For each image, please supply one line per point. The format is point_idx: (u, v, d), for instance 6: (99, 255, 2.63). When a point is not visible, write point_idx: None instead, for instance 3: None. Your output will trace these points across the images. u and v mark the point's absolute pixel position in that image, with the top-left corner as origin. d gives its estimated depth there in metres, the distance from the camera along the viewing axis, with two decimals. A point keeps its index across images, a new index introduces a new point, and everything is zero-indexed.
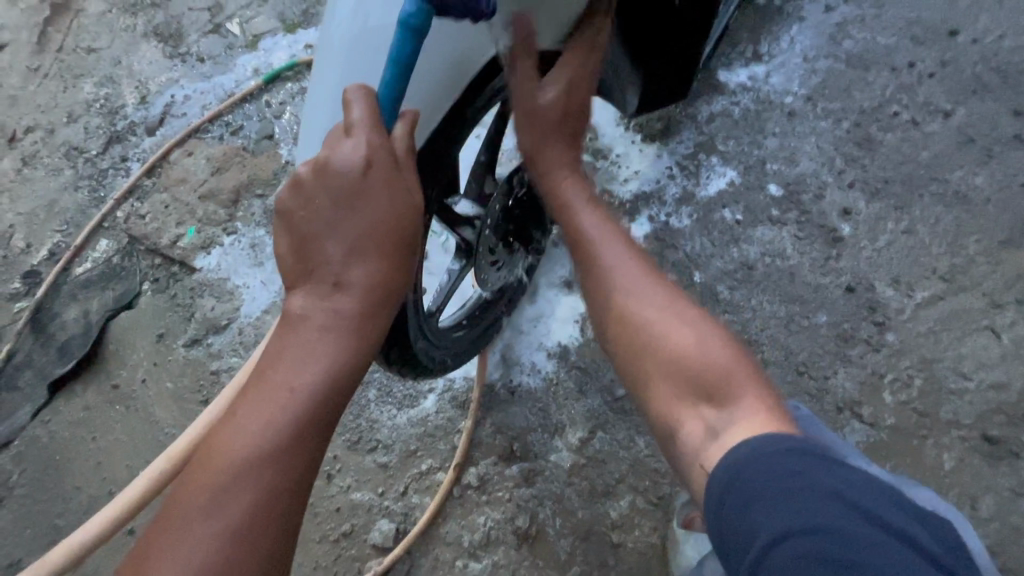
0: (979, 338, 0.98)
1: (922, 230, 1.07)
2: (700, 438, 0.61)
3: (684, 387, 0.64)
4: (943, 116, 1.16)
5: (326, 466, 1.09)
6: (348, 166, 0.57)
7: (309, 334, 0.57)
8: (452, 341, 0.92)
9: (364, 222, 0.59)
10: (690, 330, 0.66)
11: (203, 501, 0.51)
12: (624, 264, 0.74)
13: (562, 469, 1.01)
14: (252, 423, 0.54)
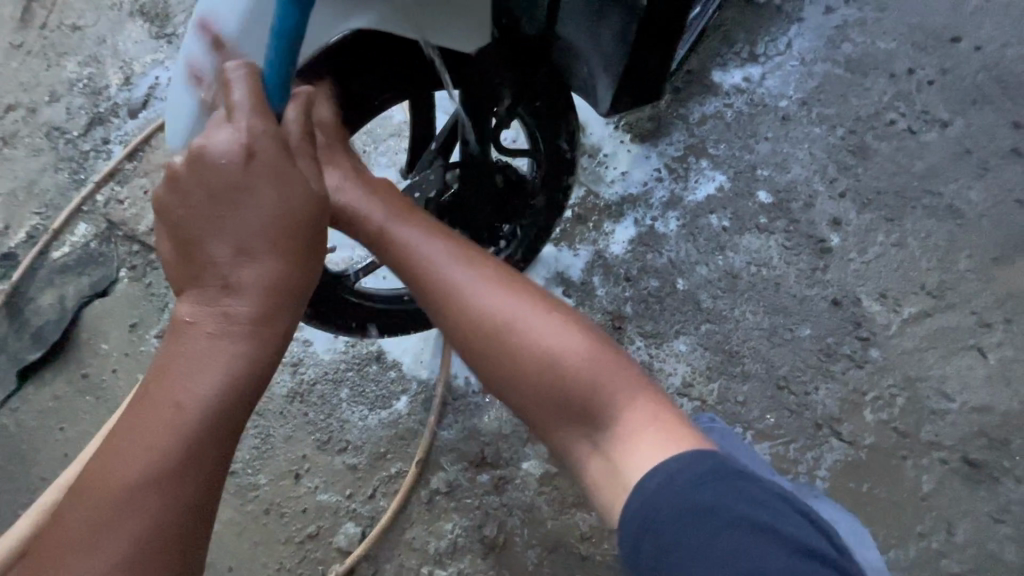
0: (965, 358, 0.95)
1: (913, 244, 1.04)
2: (596, 471, 0.55)
3: (568, 417, 0.57)
4: (941, 126, 1.12)
5: (294, 465, 1.08)
6: (226, 156, 0.50)
7: (198, 346, 0.50)
8: (352, 309, 0.91)
9: (252, 218, 0.51)
10: (561, 339, 0.58)
11: (83, 544, 0.45)
12: (472, 279, 0.62)
13: (533, 478, 0.99)
14: (134, 452, 0.47)
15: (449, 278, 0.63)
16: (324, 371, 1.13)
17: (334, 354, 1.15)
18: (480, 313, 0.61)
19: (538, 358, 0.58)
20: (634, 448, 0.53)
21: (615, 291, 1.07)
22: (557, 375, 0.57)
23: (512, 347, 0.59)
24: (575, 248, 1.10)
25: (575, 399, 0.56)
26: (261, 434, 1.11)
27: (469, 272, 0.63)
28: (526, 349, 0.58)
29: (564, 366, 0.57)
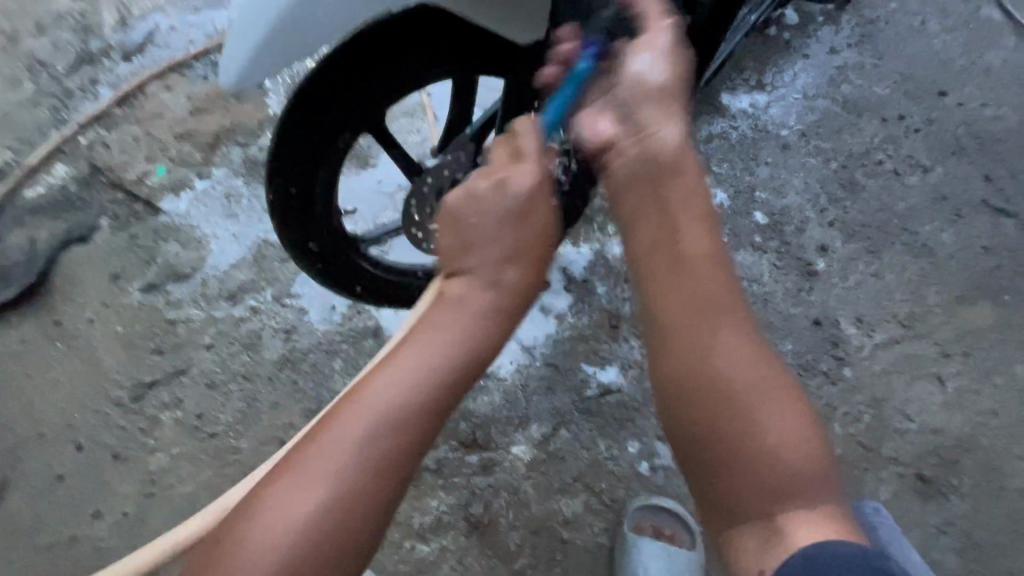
0: (926, 384, 1.03)
1: (889, 276, 1.12)
2: (749, 546, 0.49)
3: (757, 486, 0.49)
4: (922, 171, 1.22)
5: (281, 432, 1.10)
6: (518, 181, 0.59)
7: (456, 314, 0.54)
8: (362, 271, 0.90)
9: (520, 221, 0.58)
10: (785, 410, 0.51)
11: (320, 470, 0.47)
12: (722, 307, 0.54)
13: (522, 463, 1.02)
14: (385, 395, 0.49)
15: (687, 292, 0.54)
16: (318, 341, 1.15)
17: (328, 326, 1.17)
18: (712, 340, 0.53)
19: (759, 414, 0.50)
20: (803, 510, 0.48)
21: (613, 292, 1.13)
22: (773, 409, 0.50)
23: (739, 389, 0.51)
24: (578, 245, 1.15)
25: (771, 430, 0.50)
26: (249, 398, 1.13)
27: (726, 288, 0.55)
28: (749, 398, 0.51)
29: (772, 392, 0.51)
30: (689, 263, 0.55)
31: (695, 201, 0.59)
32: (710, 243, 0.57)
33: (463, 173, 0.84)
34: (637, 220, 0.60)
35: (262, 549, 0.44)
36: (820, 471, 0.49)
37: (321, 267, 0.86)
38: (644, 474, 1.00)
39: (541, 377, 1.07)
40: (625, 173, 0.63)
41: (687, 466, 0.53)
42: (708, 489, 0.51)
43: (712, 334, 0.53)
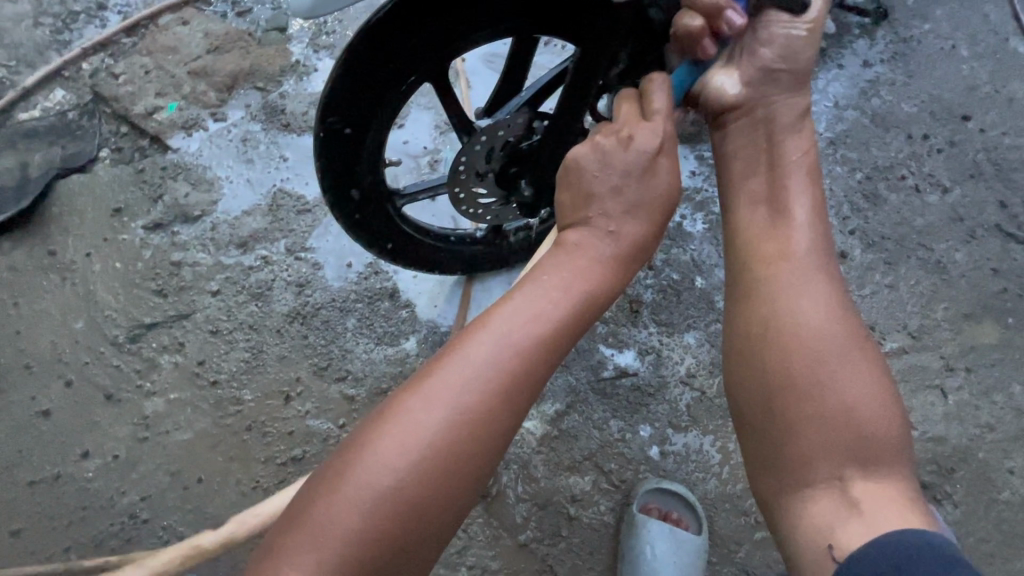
0: (929, 395, 1.06)
1: (903, 288, 1.15)
2: (814, 501, 0.61)
3: (836, 450, 0.60)
4: (942, 191, 1.25)
5: (286, 386, 1.06)
6: (647, 147, 0.66)
7: (574, 265, 0.62)
8: (397, 227, 0.88)
9: (645, 190, 0.66)
10: (864, 385, 0.62)
11: (460, 380, 0.54)
12: (810, 296, 0.66)
13: (533, 437, 1.01)
14: (513, 322, 0.57)
15: (785, 280, 0.67)
16: (331, 297, 1.12)
17: (342, 283, 1.14)
18: (796, 323, 0.65)
19: (835, 387, 0.62)
20: (869, 473, 0.60)
21: (636, 276, 1.13)
22: (851, 383, 0.62)
23: (822, 363, 0.63)
24: None
25: (851, 418, 0.61)
26: (254, 348, 1.09)
27: (819, 278, 0.67)
28: (831, 372, 0.62)
29: (855, 386, 0.61)
30: (794, 278, 0.67)
31: (813, 227, 0.69)
32: (814, 262, 0.68)
33: (514, 138, 0.81)
34: (751, 235, 0.72)
35: (412, 435, 0.52)
36: (890, 459, 0.60)
37: (357, 218, 0.83)
38: (654, 459, 1.00)
39: None
40: (754, 191, 0.73)
41: (760, 443, 0.65)
42: (791, 453, 0.62)
43: (809, 335, 0.64)
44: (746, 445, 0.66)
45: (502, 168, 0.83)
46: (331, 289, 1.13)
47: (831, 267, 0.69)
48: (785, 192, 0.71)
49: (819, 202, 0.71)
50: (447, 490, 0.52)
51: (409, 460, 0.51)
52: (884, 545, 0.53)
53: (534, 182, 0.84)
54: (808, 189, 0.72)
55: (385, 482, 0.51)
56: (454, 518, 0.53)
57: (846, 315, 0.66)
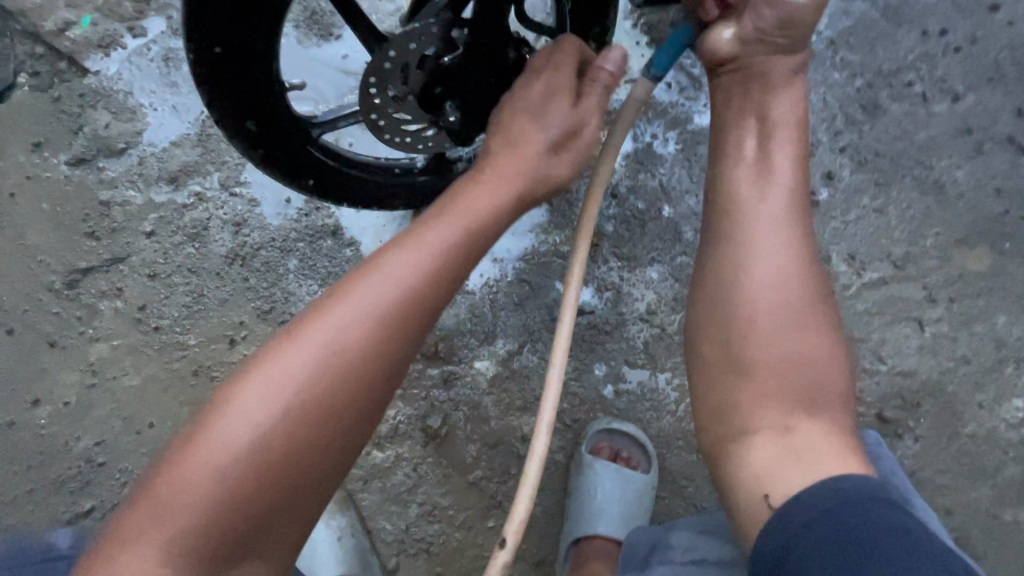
0: (904, 327, 1.00)
1: (892, 212, 1.04)
2: (756, 450, 0.59)
3: (785, 396, 0.59)
4: (952, 98, 1.09)
5: (230, 331, 1.03)
6: (537, 91, 0.64)
7: (470, 201, 0.56)
8: (314, 162, 0.79)
9: (540, 124, 0.63)
10: (819, 337, 0.60)
11: (330, 333, 0.48)
12: (779, 246, 0.62)
13: (484, 377, 0.99)
14: (400, 262, 0.51)
15: (753, 229, 0.62)
16: (271, 238, 1.05)
17: (281, 221, 1.06)
18: (760, 267, 0.61)
19: (792, 336, 0.60)
20: (812, 422, 0.59)
21: (599, 206, 1.04)
22: (805, 332, 0.60)
23: (783, 311, 0.60)
24: None
25: (807, 364, 0.60)
26: (195, 293, 1.05)
27: (789, 228, 0.62)
28: (788, 319, 0.60)
29: (809, 337, 0.60)
30: (764, 225, 0.62)
31: (795, 178, 0.64)
32: (789, 209, 0.63)
33: (432, 52, 0.68)
34: (731, 181, 0.65)
35: (278, 387, 0.47)
36: (834, 410, 0.59)
37: (263, 152, 0.73)
38: (607, 398, 0.97)
39: (511, 294, 1.01)
40: (740, 144, 0.66)
41: (710, 385, 0.62)
42: (739, 397, 0.60)
43: (777, 286, 0.61)
44: (699, 388, 0.63)
45: (425, 90, 0.70)
46: (271, 229, 1.05)
47: (805, 218, 0.64)
48: (771, 142, 0.65)
49: (799, 152, 0.66)
50: (316, 460, 0.47)
51: (267, 426, 0.46)
52: (823, 492, 0.53)
53: (461, 104, 0.73)
54: (794, 143, 0.66)
55: (238, 449, 0.45)
56: (326, 491, 0.49)
57: (812, 266, 0.63)
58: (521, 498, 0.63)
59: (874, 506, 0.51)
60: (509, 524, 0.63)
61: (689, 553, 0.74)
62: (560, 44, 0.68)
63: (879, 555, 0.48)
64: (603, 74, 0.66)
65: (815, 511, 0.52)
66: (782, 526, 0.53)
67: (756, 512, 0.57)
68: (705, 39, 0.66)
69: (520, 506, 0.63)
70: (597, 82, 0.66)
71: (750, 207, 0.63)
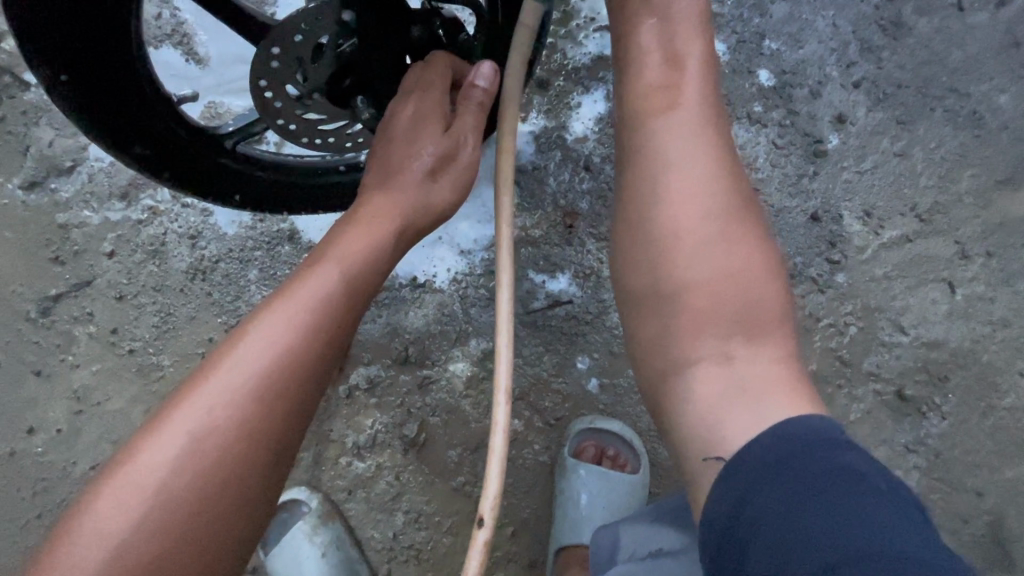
0: (931, 291, 0.87)
1: (917, 155, 0.89)
2: (700, 384, 0.52)
3: (723, 322, 0.53)
4: (995, 5, 0.90)
5: (201, 348, 1.01)
6: (407, 113, 0.65)
7: (346, 243, 0.57)
8: (232, 176, 0.70)
9: (415, 147, 0.65)
10: (749, 250, 0.55)
11: (210, 392, 0.49)
12: (694, 161, 0.56)
13: (459, 380, 0.93)
14: (282, 316, 0.52)
15: (663, 150, 0.57)
16: (229, 248, 1.00)
17: (237, 229, 1.01)
18: (677, 186, 0.56)
19: (720, 253, 0.54)
20: (755, 344, 0.52)
21: (570, 181, 0.94)
22: (735, 247, 0.55)
23: (707, 228, 0.55)
24: (524, 117, 0.94)
25: (735, 282, 0.54)
26: (162, 312, 1.02)
27: (704, 139, 0.57)
28: (714, 236, 0.55)
29: (740, 250, 0.54)
30: (679, 140, 0.57)
31: (705, 82, 0.60)
32: (702, 117, 0.58)
33: (330, 40, 0.59)
34: (640, 93, 0.60)
35: (169, 454, 0.47)
36: (776, 326, 0.53)
37: (169, 175, 0.66)
38: (592, 393, 0.90)
39: (482, 287, 0.94)
40: (648, 55, 0.61)
41: (643, 323, 0.56)
42: (679, 333, 0.54)
43: (693, 208, 0.55)
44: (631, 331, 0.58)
45: (332, 82, 0.62)
46: (228, 240, 1.01)
47: (720, 122, 0.59)
48: (675, 41, 0.61)
49: (708, 49, 0.61)
50: (206, 531, 0.46)
51: (147, 496, 0.46)
52: (777, 440, 0.46)
53: (374, 97, 0.67)
54: (700, 43, 0.61)
55: (117, 528, 0.45)
56: (230, 553, 0.48)
57: (733, 176, 0.57)
58: (492, 469, 0.61)
59: (838, 450, 0.44)
60: (483, 502, 0.60)
61: (648, 545, 0.68)
62: (431, 59, 0.66)
63: (854, 507, 0.40)
64: (476, 92, 0.67)
65: (756, 467, 0.45)
66: (754, 481, 0.45)
67: (706, 471, 0.50)
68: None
69: (493, 475, 0.60)
70: (471, 102, 0.67)
71: (662, 120, 0.58)
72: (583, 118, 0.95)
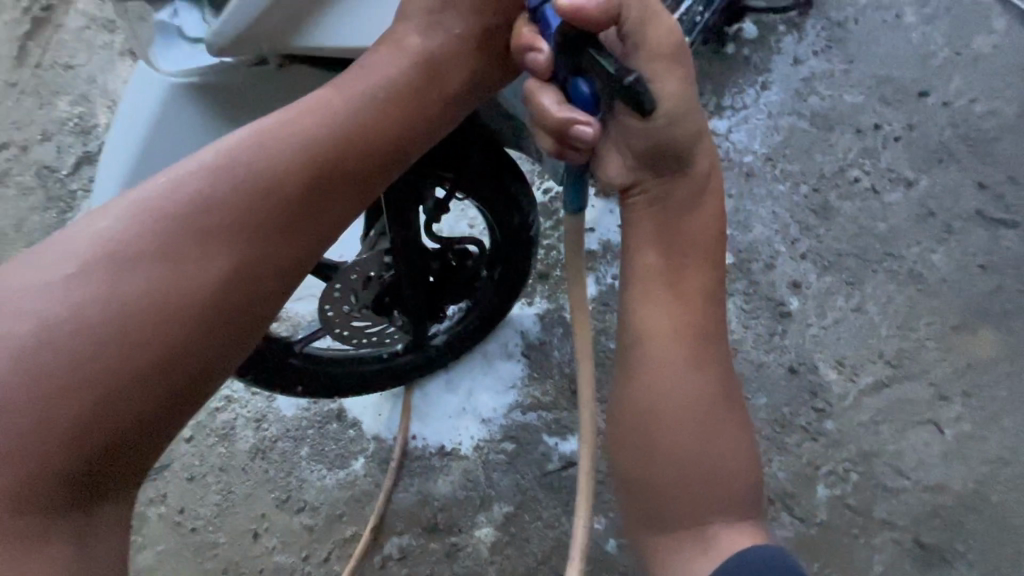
0: (921, 433, 0.93)
1: (872, 309, 1.01)
2: (678, 553, 0.59)
3: (697, 496, 0.59)
4: (905, 185, 1.10)
5: (253, 523, 1.08)
6: (377, 67, 0.59)
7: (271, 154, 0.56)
8: (300, 374, 0.90)
9: (368, 93, 0.59)
10: (726, 435, 0.60)
11: (124, 263, 0.51)
12: (685, 355, 0.61)
13: (484, 546, 0.99)
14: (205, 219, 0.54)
15: (659, 335, 0.61)
16: (285, 428, 1.13)
17: (297, 411, 1.15)
18: (669, 373, 0.61)
19: (702, 436, 0.60)
20: (726, 520, 0.59)
21: (572, 351, 1.11)
22: (715, 431, 0.60)
23: (689, 415, 0.60)
24: (530, 302, 1.14)
25: (714, 468, 0.59)
26: (224, 490, 1.11)
27: (694, 331, 0.62)
28: (695, 418, 0.60)
29: (722, 438, 0.60)
30: (680, 333, 0.61)
31: (710, 278, 0.63)
32: (700, 313, 0.62)
33: (376, 273, 0.84)
34: (645, 276, 0.62)
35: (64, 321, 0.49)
36: (744, 503, 0.60)
37: (255, 377, 0.86)
38: (611, 554, 0.94)
39: (501, 452, 1.05)
40: (650, 244, 0.62)
41: (630, 490, 0.62)
42: (658, 500, 0.60)
43: (682, 397, 0.60)
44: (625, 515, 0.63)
45: (375, 301, 0.86)
46: (285, 421, 1.14)
47: (716, 320, 0.63)
48: (684, 236, 0.62)
49: (715, 245, 0.63)
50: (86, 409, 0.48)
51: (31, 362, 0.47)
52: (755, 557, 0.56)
53: (406, 311, 0.87)
54: (704, 266, 0.62)
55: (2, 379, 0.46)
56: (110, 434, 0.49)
57: (719, 367, 0.62)
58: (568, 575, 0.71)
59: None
60: None
61: None
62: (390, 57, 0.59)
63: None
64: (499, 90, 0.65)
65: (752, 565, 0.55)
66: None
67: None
68: (600, 171, 0.62)
69: None
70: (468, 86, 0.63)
71: (666, 301, 0.62)
72: None
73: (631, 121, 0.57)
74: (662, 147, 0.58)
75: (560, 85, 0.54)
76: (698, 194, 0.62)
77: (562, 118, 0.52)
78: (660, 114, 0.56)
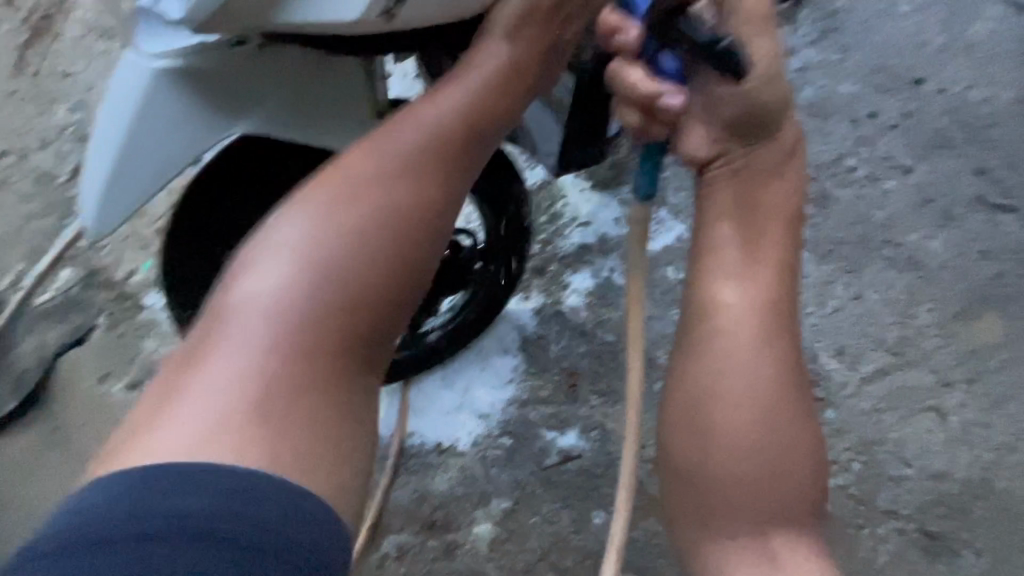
0: (924, 420, 0.91)
1: (872, 297, 1.00)
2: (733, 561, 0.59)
3: (761, 507, 0.58)
4: (902, 172, 1.09)
5: None
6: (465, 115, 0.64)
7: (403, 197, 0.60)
8: None
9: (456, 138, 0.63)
10: (798, 444, 0.58)
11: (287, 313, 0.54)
12: (757, 358, 0.59)
13: (483, 543, 0.98)
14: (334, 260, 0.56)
15: (729, 337, 0.60)
16: None
17: None
18: (743, 378, 0.59)
19: (775, 448, 0.58)
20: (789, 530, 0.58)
21: (569, 344, 1.10)
22: (785, 442, 0.58)
23: (761, 424, 0.58)
24: (526, 296, 1.13)
25: (781, 477, 0.58)
26: None
27: (770, 335, 0.59)
28: (767, 428, 0.58)
29: (793, 447, 0.58)
30: (749, 336, 0.59)
31: (780, 280, 0.61)
32: (771, 317, 0.60)
33: None
34: (712, 273, 0.61)
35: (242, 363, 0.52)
36: (806, 512, 0.59)
37: None
38: None
39: (499, 447, 1.04)
40: (725, 237, 0.62)
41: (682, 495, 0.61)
42: (719, 509, 0.59)
43: (751, 402, 0.58)
44: (672, 498, 0.62)
45: None
46: None
47: (788, 324, 0.61)
48: (752, 238, 0.61)
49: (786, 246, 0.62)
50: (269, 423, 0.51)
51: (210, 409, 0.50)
52: None
53: None
54: (775, 262, 0.61)
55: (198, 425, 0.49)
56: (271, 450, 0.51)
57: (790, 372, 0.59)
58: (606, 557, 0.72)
59: None
60: None
61: None
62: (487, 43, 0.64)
63: None
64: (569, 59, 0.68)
65: None
66: None
67: None
68: (681, 146, 0.66)
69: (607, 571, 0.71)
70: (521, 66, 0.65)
71: (733, 302, 0.60)
72: (576, 292, 1.13)
73: (722, 88, 0.62)
74: (750, 115, 0.62)
75: (649, 61, 0.60)
76: (780, 165, 0.64)
77: (649, 88, 0.59)
78: (754, 78, 0.61)
